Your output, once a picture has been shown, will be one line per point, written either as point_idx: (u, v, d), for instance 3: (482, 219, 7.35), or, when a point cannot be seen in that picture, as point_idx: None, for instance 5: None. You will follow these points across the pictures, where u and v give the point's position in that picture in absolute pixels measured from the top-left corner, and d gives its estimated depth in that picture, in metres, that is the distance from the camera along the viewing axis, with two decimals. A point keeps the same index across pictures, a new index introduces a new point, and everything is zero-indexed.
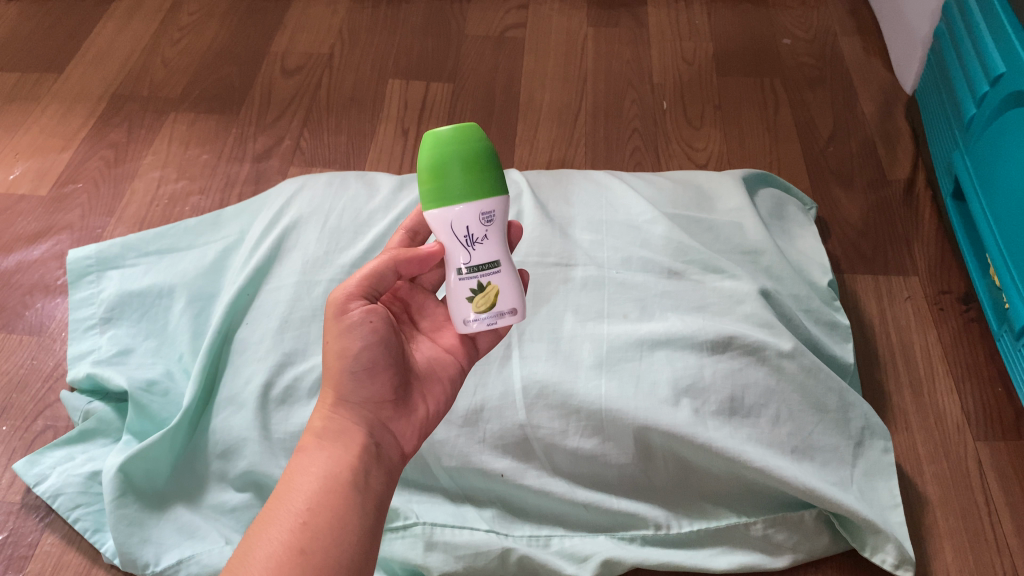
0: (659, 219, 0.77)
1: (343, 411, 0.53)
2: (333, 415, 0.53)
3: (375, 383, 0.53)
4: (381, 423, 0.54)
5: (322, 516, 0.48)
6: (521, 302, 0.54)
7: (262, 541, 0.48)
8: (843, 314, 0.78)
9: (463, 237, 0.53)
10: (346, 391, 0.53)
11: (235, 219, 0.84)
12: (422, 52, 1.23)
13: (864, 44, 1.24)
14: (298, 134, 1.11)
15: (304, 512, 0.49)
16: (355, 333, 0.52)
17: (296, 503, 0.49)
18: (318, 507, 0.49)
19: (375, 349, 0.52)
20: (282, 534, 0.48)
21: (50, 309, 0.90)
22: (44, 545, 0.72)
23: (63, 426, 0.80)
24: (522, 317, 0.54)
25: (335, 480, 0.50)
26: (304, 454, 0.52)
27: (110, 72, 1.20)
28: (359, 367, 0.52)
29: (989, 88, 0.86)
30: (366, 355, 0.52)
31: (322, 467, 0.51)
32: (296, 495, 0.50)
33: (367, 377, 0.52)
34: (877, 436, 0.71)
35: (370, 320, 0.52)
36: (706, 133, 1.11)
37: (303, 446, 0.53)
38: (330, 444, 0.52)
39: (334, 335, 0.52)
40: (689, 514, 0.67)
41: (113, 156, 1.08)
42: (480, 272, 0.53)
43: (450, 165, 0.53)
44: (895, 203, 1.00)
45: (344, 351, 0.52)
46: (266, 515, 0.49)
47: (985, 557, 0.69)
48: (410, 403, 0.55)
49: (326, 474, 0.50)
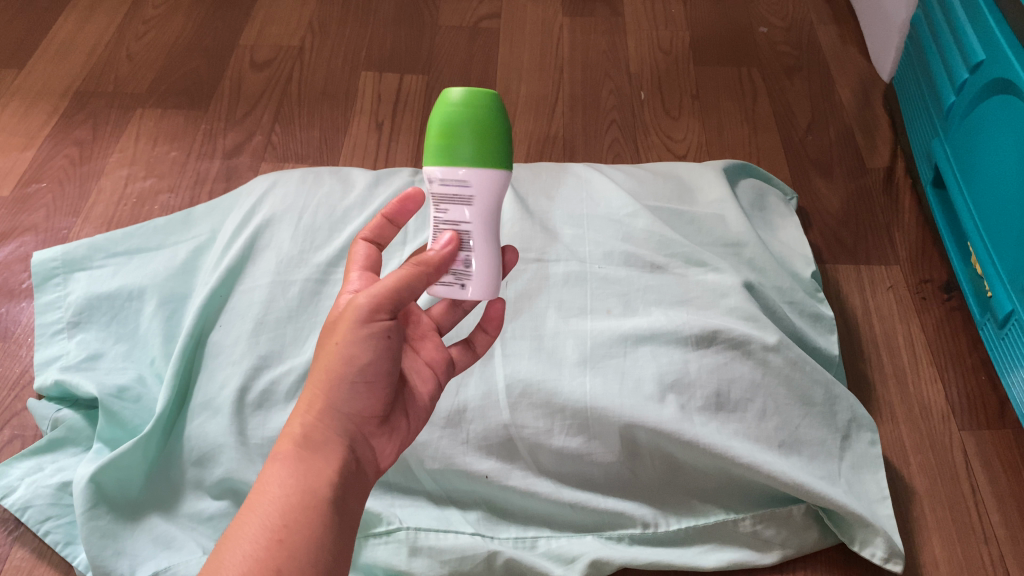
0: (640, 212, 0.76)
1: (329, 421, 0.50)
2: (316, 423, 0.50)
3: (371, 397, 0.51)
4: (363, 437, 0.52)
5: (299, 534, 0.46)
6: None
7: (236, 558, 0.45)
8: (826, 305, 0.78)
9: None
10: (338, 399, 0.50)
11: (207, 217, 0.82)
12: (396, 43, 1.21)
13: (839, 32, 1.24)
14: (269, 129, 1.09)
15: (280, 529, 0.46)
16: (370, 344, 0.50)
17: (271, 517, 0.47)
18: (295, 524, 0.46)
19: (383, 363, 0.51)
20: (256, 551, 0.45)
21: (15, 314, 0.88)
22: (13, 560, 0.70)
23: (31, 436, 0.78)
24: None
25: (313, 495, 0.48)
26: (280, 462, 0.49)
27: (73, 68, 1.17)
28: (362, 378, 0.50)
29: (969, 75, 0.86)
30: (372, 369, 0.50)
31: (297, 481, 0.48)
32: (271, 508, 0.47)
33: (365, 390, 0.51)
34: (863, 429, 0.70)
35: (386, 335, 0.50)
36: (685, 123, 1.10)
37: (278, 453, 0.50)
38: (310, 456, 0.49)
39: (346, 340, 0.50)
40: (675, 512, 0.66)
41: (78, 154, 1.05)
42: None
43: (460, 128, 0.51)
44: (875, 192, 1.00)
45: (353, 359, 0.50)
46: (238, 530, 0.47)
47: (973, 547, 0.69)
48: (393, 418, 0.54)
49: (303, 487, 0.48)
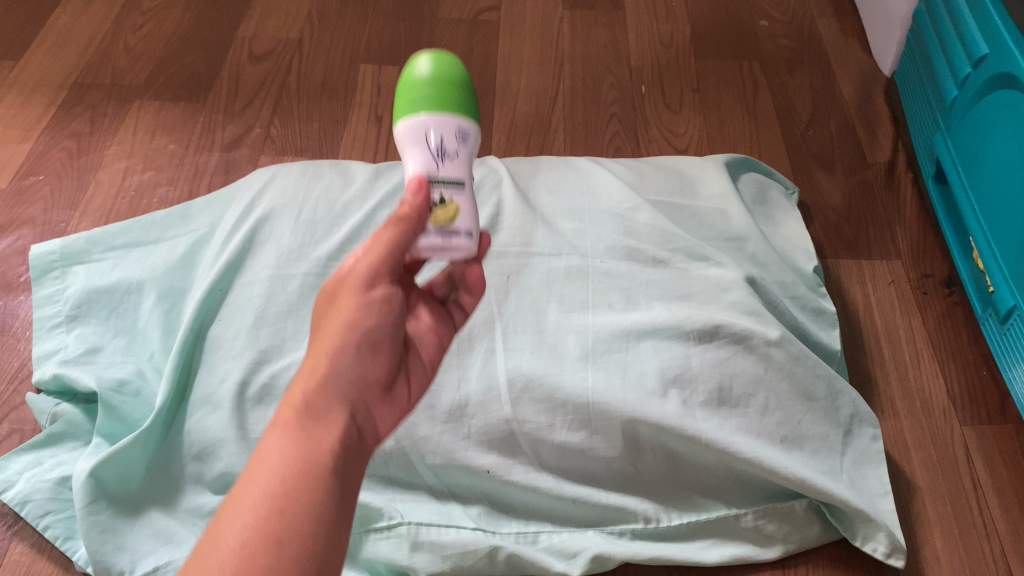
0: (641, 206, 0.75)
1: (332, 386, 0.47)
2: (318, 389, 0.47)
3: (375, 363, 0.49)
4: (366, 404, 0.49)
5: (301, 504, 0.42)
6: (475, 231, 0.49)
7: (236, 529, 0.41)
8: (828, 300, 0.77)
9: (435, 146, 0.48)
10: (340, 364, 0.48)
11: (206, 210, 0.81)
12: (395, 36, 1.21)
13: (841, 26, 1.23)
14: (268, 122, 1.08)
15: (282, 498, 0.42)
16: (372, 310, 0.49)
17: (270, 486, 0.43)
18: (298, 493, 0.42)
19: (386, 329, 0.49)
20: (255, 519, 0.41)
21: (13, 307, 0.87)
22: (12, 554, 0.69)
23: (30, 430, 0.77)
24: (473, 245, 0.49)
25: (316, 463, 0.44)
26: (279, 431, 0.46)
27: (70, 60, 1.16)
28: (366, 342, 0.48)
29: (972, 69, 0.85)
30: (374, 333, 0.49)
31: (300, 448, 0.45)
32: (272, 477, 0.43)
33: (368, 356, 0.49)
34: (865, 424, 0.70)
35: (390, 302, 0.50)
36: (686, 117, 1.09)
37: (278, 420, 0.46)
38: (312, 425, 0.46)
39: (349, 305, 0.49)
40: (677, 507, 0.66)
41: (76, 147, 1.05)
42: (444, 184, 0.48)
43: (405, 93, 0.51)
44: (877, 186, 1.00)
45: (355, 322, 0.48)
46: (236, 501, 0.43)
47: (975, 543, 0.69)
48: (395, 389, 0.51)
49: (306, 456, 0.44)
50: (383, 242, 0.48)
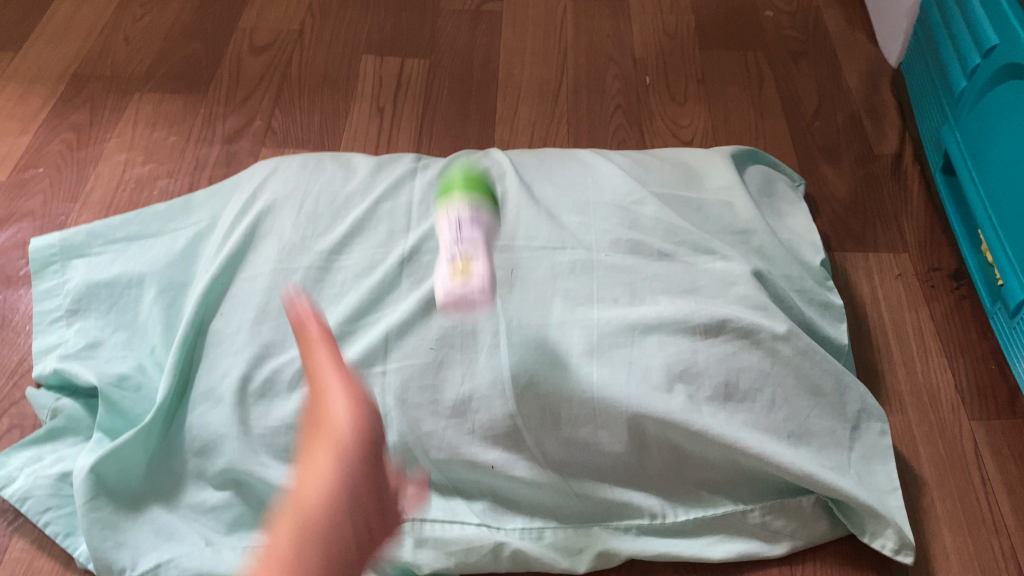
0: (646, 200, 0.75)
1: (342, 483, 0.55)
2: (327, 503, 0.53)
3: (367, 457, 0.57)
4: (366, 519, 0.55)
5: (336, 521, 0.53)
6: (490, 288, 0.60)
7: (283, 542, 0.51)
8: (836, 294, 0.77)
9: (453, 241, 0.64)
10: (341, 456, 0.56)
11: (207, 202, 0.80)
12: (397, 27, 1.20)
13: (847, 16, 1.22)
14: (269, 114, 1.07)
15: (315, 517, 0.52)
16: (353, 388, 0.59)
17: (308, 513, 0.53)
18: (326, 524, 0.52)
19: (365, 415, 0.58)
20: (289, 545, 0.50)
21: (13, 301, 0.86)
22: (13, 550, 0.69)
23: (30, 426, 0.77)
24: (490, 300, 0.60)
25: (337, 500, 0.54)
26: (327, 468, 0.55)
27: (69, 52, 1.15)
28: (355, 425, 0.57)
29: (981, 60, 0.84)
30: (361, 422, 0.57)
31: (338, 475, 0.55)
32: (303, 517, 0.53)
33: (360, 462, 0.56)
34: (874, 419, 0.69)
35: (362, 383, 0.62)
36: (691, 109, 1.08)
37: (303, 496, 0.54)
38: (346, 458, 0.56)
39: (335, 388, 0.59)
40: (684, 503, 0.65)
41: (75, 139, 1.04)
42: (459, 248, 0.63)
43: (446, 190, 0.71)
44: (883, 178, 0.99)
45: (342, 403, 0.58)
46: (277, 537, 0.51)
47: (984, 538, 0.69)
48: (383, 513, 0.56)
49: (331, 499, 0.54)
50: (338, 361, 0.62)
